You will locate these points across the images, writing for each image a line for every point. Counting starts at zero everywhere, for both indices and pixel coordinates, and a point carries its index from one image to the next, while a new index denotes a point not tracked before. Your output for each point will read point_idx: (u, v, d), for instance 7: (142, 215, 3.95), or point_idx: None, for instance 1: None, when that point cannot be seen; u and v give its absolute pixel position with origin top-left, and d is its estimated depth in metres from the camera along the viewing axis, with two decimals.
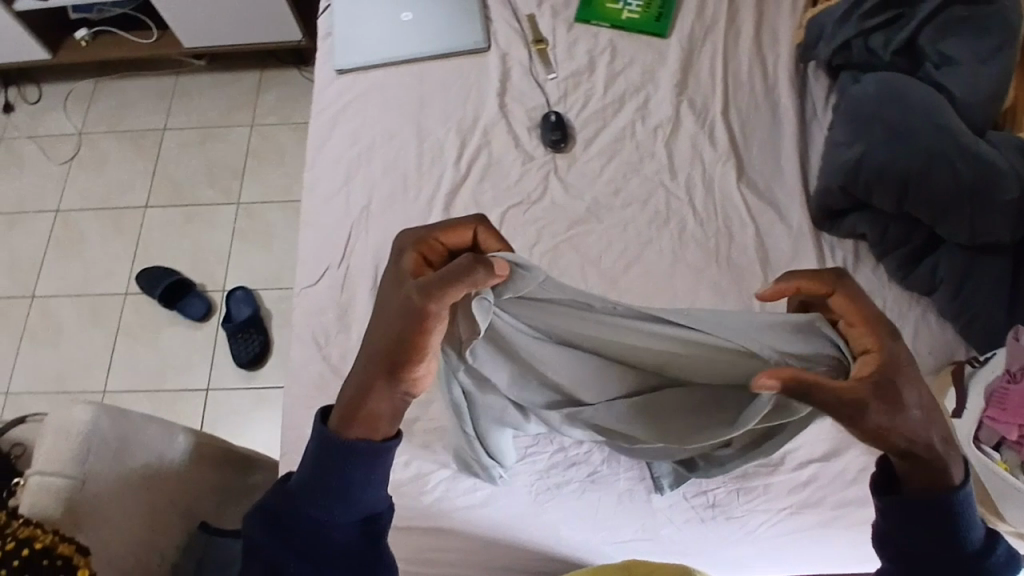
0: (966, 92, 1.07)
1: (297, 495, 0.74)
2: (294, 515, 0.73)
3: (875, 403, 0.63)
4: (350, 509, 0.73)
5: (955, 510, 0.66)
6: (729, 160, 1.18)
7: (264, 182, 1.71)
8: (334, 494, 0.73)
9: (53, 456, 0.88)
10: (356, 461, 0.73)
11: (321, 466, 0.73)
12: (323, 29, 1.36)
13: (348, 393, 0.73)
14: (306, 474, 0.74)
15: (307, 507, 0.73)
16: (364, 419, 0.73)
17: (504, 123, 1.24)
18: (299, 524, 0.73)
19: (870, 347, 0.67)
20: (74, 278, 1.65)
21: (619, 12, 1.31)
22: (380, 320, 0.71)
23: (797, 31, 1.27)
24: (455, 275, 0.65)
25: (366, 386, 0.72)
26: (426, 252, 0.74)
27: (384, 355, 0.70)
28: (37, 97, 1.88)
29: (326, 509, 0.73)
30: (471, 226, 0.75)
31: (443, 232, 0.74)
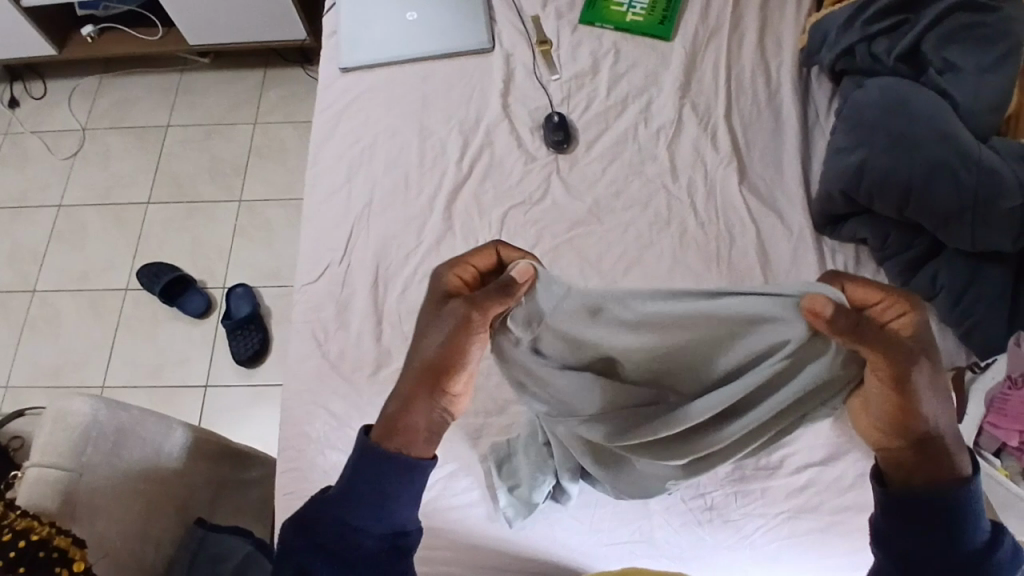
0: (969, 100, 1.07)
1: (334, 500, 0.74)
2: (325, 520, 0.73)
3: (925, 357, 0.66)
4: (381, 521, 0.73)
5: (968, 500, 0.67)
6: (731, 163, 1.18)
7: (266, 179, 1.71)
8: (370, 505, 0.73)
9: (51, 448, 0.89)
10: (396, 472, 0.73)
11: (361, 475, 0.73)
12: (328, 27, 1.37)
13: (389, 409, 0.77)
14: (347, 479, 0.74)
15: (339, 514, 0.73)
16: (403, 434, 0.75)
17: (507, 123, 1.24)
18: (330, 530, 0.73)
19: (903, 311, 0.67)
20: (75, 271, 1.65)
21: (624, 15, 1.31)
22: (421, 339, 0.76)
23: (801, 36, 1.27)
24: (494, 295, 0.72)
25: (411, 400, 0.76)
26: (463, 275, 0.77)
27: (428, 370, 0.75)
28: (43, 93, 1.88)
29: (360, 517, 0.73)
30: (493, 249, 0.78)
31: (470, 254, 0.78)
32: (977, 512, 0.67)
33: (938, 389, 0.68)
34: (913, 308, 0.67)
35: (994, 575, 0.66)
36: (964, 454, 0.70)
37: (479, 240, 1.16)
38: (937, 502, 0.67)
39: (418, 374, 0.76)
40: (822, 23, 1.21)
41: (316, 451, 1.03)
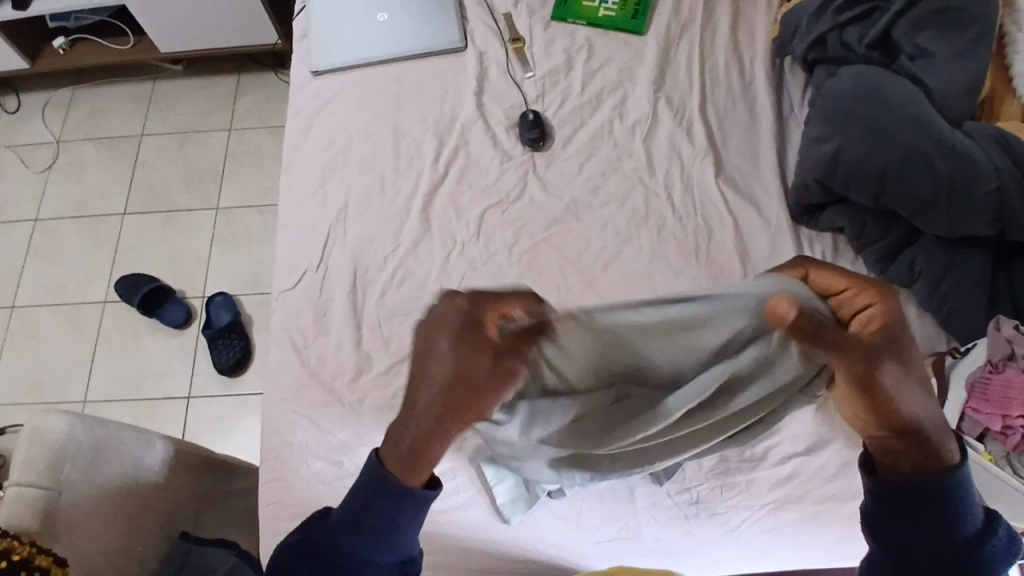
0: (941, 85, 1.07)
1: (339, 529, 0.75)
2: (331, 548, 0.75)
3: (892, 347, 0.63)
4: (389, 552, 0.75)
5: (952, 487, 0.66)
6: (707, 156, 1.17)
7: (243, 186, 1.70)
8: (378, 538, 0.74)
9: (29, 467, 0.88)
10: (404, 510, 0.74)
11: (369, 510, 0.74)
12: (299, 31, 1.35)
13: (409, 441, 0.72)
14: (351, 509, 0.74)
15: (346, 544, 0.74)
16: (423, 462, 0.73)
17: (482, 123, 1.23)
18: (336, 558, 0.74)
19: (870, 302, 0.63)
20: (53, 285, 1.63)
21: (596, 10, 1.31)
22: (460, 392, 0.69)
23: (773, 26, 1.27)
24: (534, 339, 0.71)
25: (431, 442, 0.71)
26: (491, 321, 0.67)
27: (458, 411, 0.70)
28: (16, 106, 1.86)
29: (367, 548, 0.74)
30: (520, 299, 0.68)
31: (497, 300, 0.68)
32: (965, 498, 0.67)
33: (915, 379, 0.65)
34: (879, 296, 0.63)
35: (982, 560, 0.67)
36: (951, 440, 0.68)
37: (457, 241, 1.15)
38: (923, 490, 0.66)
39: (445, 420, 0.71)
40: (794, 13, 1.21)
41: (298, 460, 1.02)
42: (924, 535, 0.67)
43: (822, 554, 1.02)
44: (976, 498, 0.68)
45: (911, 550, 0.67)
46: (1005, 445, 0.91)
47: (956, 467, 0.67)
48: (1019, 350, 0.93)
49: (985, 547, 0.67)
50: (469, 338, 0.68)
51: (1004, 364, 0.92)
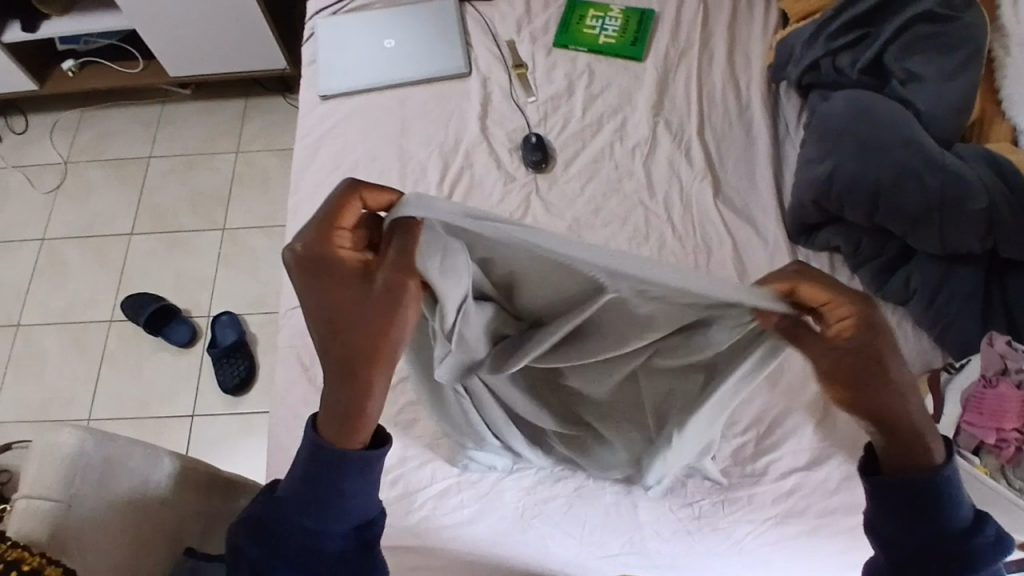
0: (932, 108, 1.10)
1: (288, 504, 0.71)
2: (283, 524, 0.71)
3: (865, 363, 0.64)
4: (341, 520, 0.71)
5: (940, 486, 0.67)
6: (705, 178, 1.20)
7: (248, 208, 1.73)
8: (324, 508, 0.70)
9: (42, 480, 0.88)
10: (346, 471, 0.70)
11: (312, 480, 0.71)
12: (307, 57, 1.39)
13: (335, 405, 0.69)
14: (299, 482, 0.71)
15: (297, 517, 0.71)
16: (359, 422, 0.70)
17: (486, 145, 1.26)
18: (289, 533, 0.71)
19: (844, 317, 0.63)
20: (59, 306, 1.64)
21: (596, 37, 1.35)
22: (348, 335, 0.66)
23: (768, 53, 1.32)
24: (411, 245, 0.64)
25: (354, 399, 0.68)
26: (344, 242, 0.66)
27: (363, 357, 0.67)
28: (24, 128, 1.89)
29: (317, 520, 0.70)
30: (358, 197, 0.66)
31: (337, 215, 0.66)
32: (953, 499, 0.68)
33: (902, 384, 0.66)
34: (859, 310, 0.63)
35: (974, 558, 0.67)
36: (938, 441, 0.69)
37: None
38: (909, 490, 0.68)
39: (356, 372, 0.68)
40: (787, 40, 1.25)
41: None
42: (911, 534, 0.68)
43: (826, 561, 1.05)
44: (966, 497, 0.69)
45: (909, 551, 0.68)
46: (999, 457, 0.93)
47: (941, 471, 0.67)
48: (1011, 365, 0.94)
49: (974, 544, 0.68)
50: (334, 278, 0.65)
51: (998, 378, 0.94)
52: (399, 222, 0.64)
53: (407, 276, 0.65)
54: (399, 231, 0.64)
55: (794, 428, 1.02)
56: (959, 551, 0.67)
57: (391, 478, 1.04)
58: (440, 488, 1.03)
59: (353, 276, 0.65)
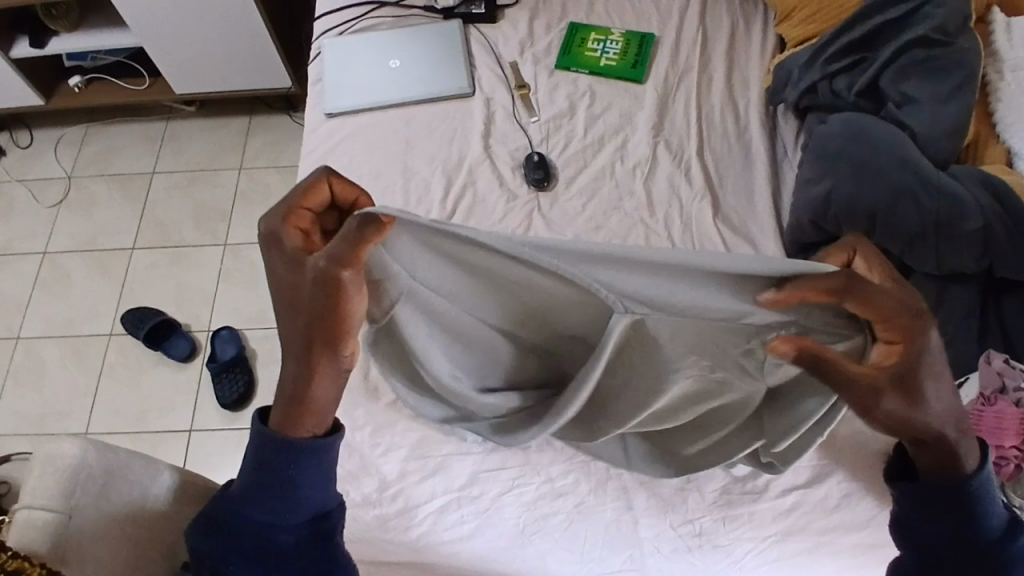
0: (927, 131, 1.12)
1: (242, 498, 0.70)
2: (237, 519, 0.69)
3: (897, 385, 0.64)
4: (296, 510, 0.69)
5: (971, 493, 0.68)
6: (705, 198, 1.22)
7: (250, 224, 1.74)
8: (280, 498, 0.69)
9: (40, 490, 0.86)
10: (301, 458, 0.69)
11: (264, 468, 0.69)
12: (313, 75, 1.41)
13: (286, 390, 0.70)
14: (250, 475, 0.70)
15: (250, 511, 0.69)
16: (308, 410, 0.69)
17: (489, 163, 1.28)
18: (245, 529, 0.69)
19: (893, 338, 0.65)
20: (60, 319, 1.64)
21: (598, 59, 1.37)
22: (295, 315, 0.68)
23: (765, 77, 1.34)
24: (353, 237, 0.65)
25: (300, 383, 0.69)
26: (304, 226, 0.73)
27: (310, 339, 0.68)
28: (29, 142, 1.90)
29: (275, 510, 0.69)
30: (326, 183, 0.74)
31: (303, 196, 0.73)
32: (985, 506, 0.68)
33: (935, 392, 0.66)
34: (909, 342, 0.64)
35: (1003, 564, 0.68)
36: (972, 449, 0.69)
37: None
38: (943, 497, 0.68)
39: (304, 355, 0.69)
40: (785, 64, 1.28)
41: None
42: (943, 541, 0.69)
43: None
44: (997, 505, 0.69)
45: (938, 553, 0.69)
46: (999, 475, 0.94)
47: (973, 478, 0.68)
48: (1010, 383, 0.96)
49: (1005, 551, 0.68)
50: (288, 255, 0.69)
51: (996, 396, 0.95)
52: (360, 213, 0.66)
53: (344, 265, 0.66)
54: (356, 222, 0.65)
55: None
56: (990, 559, 0.68)
57: (391, 493, 1.02)
58: (440, 505, 1.02)
59: (302, 256, 0.69)
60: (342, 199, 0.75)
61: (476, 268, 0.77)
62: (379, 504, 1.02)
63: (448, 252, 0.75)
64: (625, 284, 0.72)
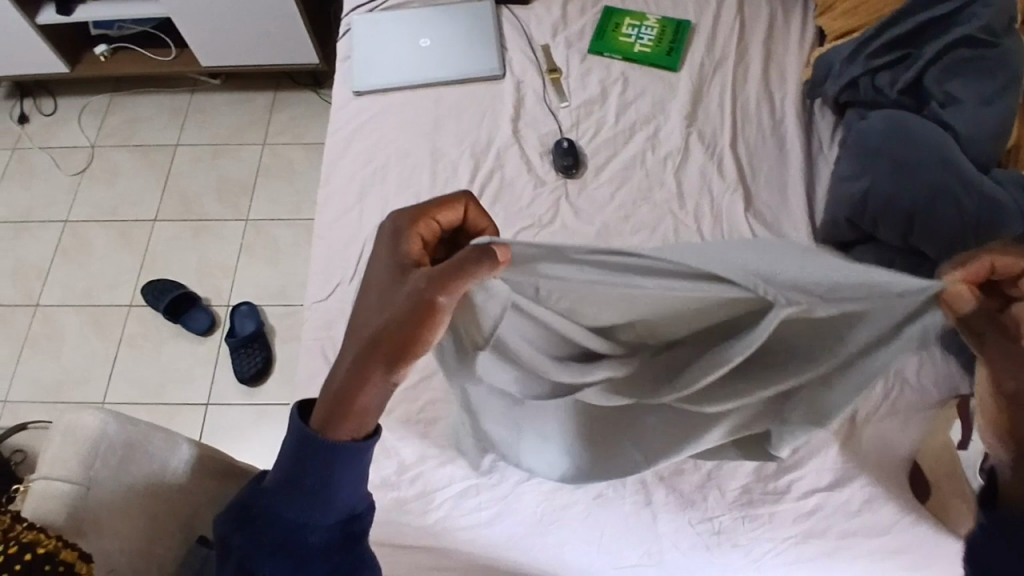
0: (970, 130, 1.08)
1: (274, 495, 0.69)
2: (265, 516, 0.69)
3: None
4: (327, 512, 0.69)
5: None
6: (737, 190, 1.20)
7: (273, 200, 1.73)
8: (311, 499, 0.68)
9: (59, 461, 0.86)
10: (337, 462, 0.68)
11: (299, 468, 0.68)
12: (342, 52, 1.39)
13: (334, 386, 0.69)
14: (285, 472, 0.69)
15: (281, 510, 0.69)
16: (351, 415, 0.68)
17: (517, 148, 1.26)
18: (273, 525, 0.69)
19: None
20: (80, 288, 1.65)
21: (632, 45, 1.35)
22: (376, 312, 0.68)
23: (804, 70, 1.32)
24: (463, 263, 0.63)
25: (357, 381, 0.67)
26: (425, 233, 0.73)
27: (376, 348, 0.67)
28: (52, 109, 1.90)
29: (307, 511, 0.69)
30: (462, 203, 0.74)
31: (437, 207, 0.73)
32: None
33: None
34: None
35: None
36: None
37: None
38: None
39: (369, 355, 0.67)
40: (826, 57, 1.25)
41: None
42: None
43: None
44: None
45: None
46: None
47: None
48: None
49: None
50: (396, 256, 0.70)
51: None
52: (480, 246, 0.63)
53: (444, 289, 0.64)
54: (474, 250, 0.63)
55: (821, 446, 0.99)
56: None
57: (410, 476, 1.02)
58: (459, 492, 1.01)
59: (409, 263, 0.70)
60: (473, 223, 0.75)
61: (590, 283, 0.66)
62: (398, 486, 1.01)
63: (562, 267, 0.67)
64: (789, 276, 0.63)
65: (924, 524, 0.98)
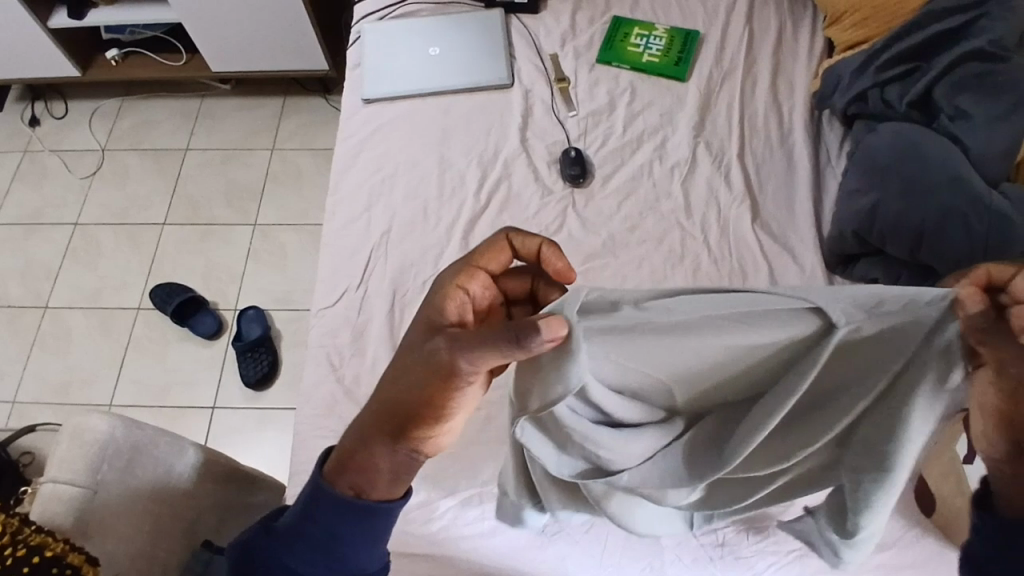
0: (980, 145, 1.07)
1: (278, 538, 0.72)
2: (265, 557, 0.72)
3: None
4: (327, 563, 0.72)
5: None
6: (744, 202, 1.20)
7: (281, 205, 1.73)
8: (315, 549, 0.71)
9: (66, 464, 0.86)
10: (344, 519, 0.71)
11: (307, 517, 0.71)
12: (352, 60, 1.40)
13: (349, 441, 0.72)
14: (294, 518, 0.72)
15: (287, 560, 0.72)
16: (360, 468, 0.71)
17: (525, 157, 1.26)
18: (273, 567, 0.72)
19: None
20: (89, 290, 1.66)
21: (641, 56, 1.35)
22: (393, 374, 0.70)
23: (813, 81, 1.32)
24: (494, 336, 0.61)
25: (370, 439, 0.71)
26: (470, 280, 0.71)
27: (389, 411, 0.69)
28: (63, 112, 1.92)
29: (307, 560, 0.72)
30: (502, 242, 0.72)
31: (482, 254, 0.72)
32: None
33: None
34: None
35: None
36: None
37: None
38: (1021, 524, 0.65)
39: (381, 418, 0.70)
40: (834, 70, 1.25)
41: None
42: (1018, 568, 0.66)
43: None
44: None
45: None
46: None
47: None
48: None
49: None
50: (425, 311, 0.70)
51: None
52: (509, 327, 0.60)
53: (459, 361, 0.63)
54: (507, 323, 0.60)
55: None
56: None
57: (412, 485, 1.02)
58: (458, 494, 1.01)
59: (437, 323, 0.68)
60: (526, 254, 0.73)
61: (646, 338, 0.66)
62: None
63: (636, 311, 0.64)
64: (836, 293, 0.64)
65: (929, 538, 0.98)
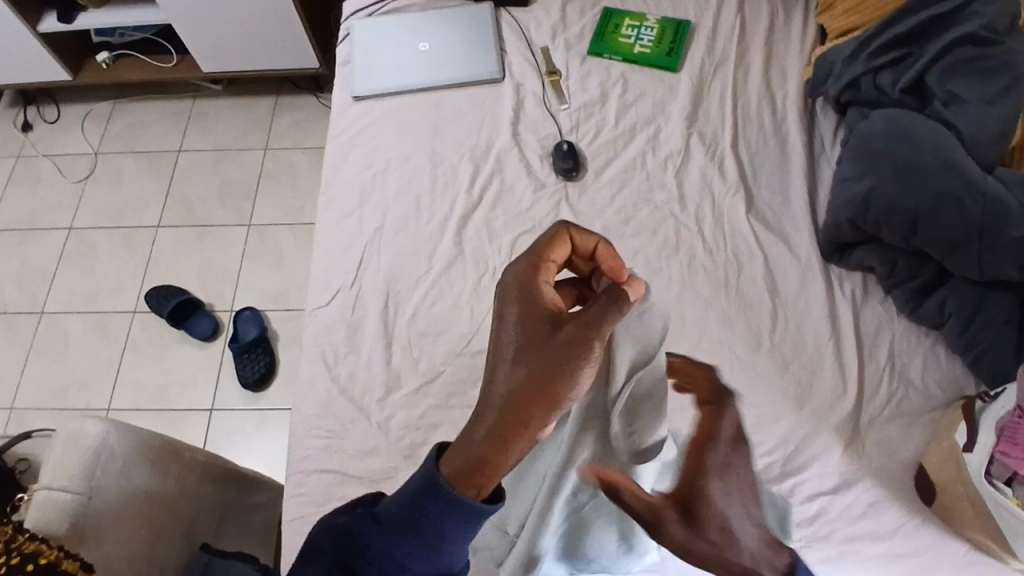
0: (973, 130, 1.06)
1: (382, 528, 0.68)
2: (368, 545, 0.69)
3: None
4: (432, 558, 0.68)
5: None
6: (738, 192, 1.19)
7: (275, 204, 1.73)
8: (420, 543, 0.67)
9: (61, 471, 0.85)
10: (455, 514, 0.66)
11: (415, 506, 0.67)
12: (341, 57, 1.39)
13: (474, 445, 0.67)
14: (399, 506, 0.68)
15: (390, 550, 0.68)
16: (493, 469, 0.66)
17: (518, 151, 1.25)
18: (373, 557, 0.68)
19: None
20: (85, 293, 1.65)
21: (632, 47, 1.34)
22: (516, 368, 0.70)
23: (806, 68, 1.30)
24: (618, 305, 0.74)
25: (502, 437, 0.67)
26: (548, 272, 0.77)
27: (520, 402, 0.68)
28: (55, 117, 1.91)
29: (410, 554, 0.68)
30: (566, 234, 0.79)
31: (549, 247, 0.78)
32: None
33: None
34: None
35: None
36: None
37: (488, 265, 1.16)
38: None
39: (511, 409, 0.68)
40: (826, 57, 1.24)
41: (323, 478, 1.01)
42: None
43: None
44: None
45: None
46: None
47: None
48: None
49: None
50: (524, 305, 0.74)
51: None
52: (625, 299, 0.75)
53: (592, 332, 0.71)
54: (608, 296, 0.76)
55: (823, 449, 1.00)
56: None
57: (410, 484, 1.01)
58: None
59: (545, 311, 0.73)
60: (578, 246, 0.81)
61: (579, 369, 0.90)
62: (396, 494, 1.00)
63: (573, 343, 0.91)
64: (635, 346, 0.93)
65: (930, 528, 0.97)
